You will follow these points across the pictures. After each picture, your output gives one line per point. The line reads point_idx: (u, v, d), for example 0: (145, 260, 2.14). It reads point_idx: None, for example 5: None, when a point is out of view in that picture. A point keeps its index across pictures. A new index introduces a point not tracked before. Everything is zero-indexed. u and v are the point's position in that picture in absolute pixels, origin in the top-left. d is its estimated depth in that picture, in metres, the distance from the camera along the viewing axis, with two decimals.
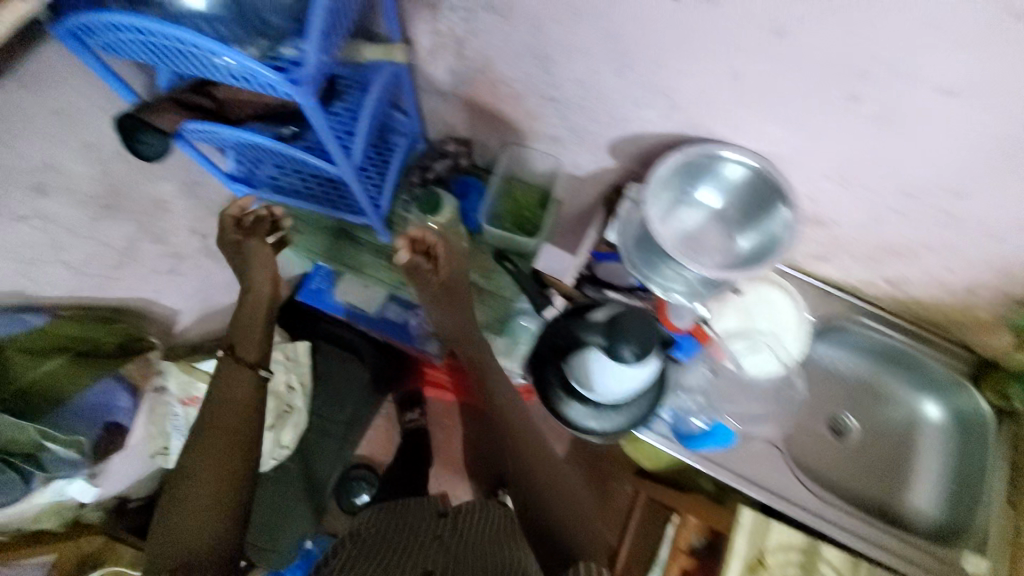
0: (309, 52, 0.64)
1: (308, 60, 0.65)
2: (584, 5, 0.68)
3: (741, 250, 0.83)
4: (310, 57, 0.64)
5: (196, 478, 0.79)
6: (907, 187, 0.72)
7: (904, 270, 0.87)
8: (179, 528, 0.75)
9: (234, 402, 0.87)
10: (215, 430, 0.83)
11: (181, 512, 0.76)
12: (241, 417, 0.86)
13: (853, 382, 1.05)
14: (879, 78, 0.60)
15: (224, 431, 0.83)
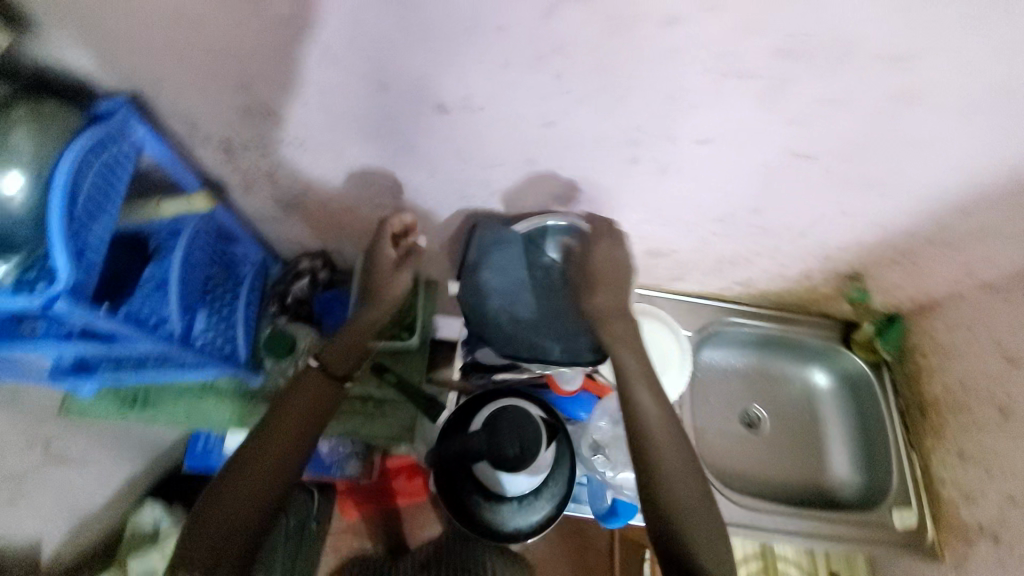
0: (58, 262, 0.53)
1: (59, 271, 0.53)
2: (372, 126, 0.69)
3: None
4: (59, 267, 0.53)
5: (240, 479, 0.70)
6: (716, 215, 0.77)
7: (748, 273, 0.93)
8: (218, 518, 0.67)
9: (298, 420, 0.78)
10: (264, 457, 0.73)
11: (227, 500, 0.69)
12: (282, 460, 0.74)
13: (750, 373, 1.10)
14: (648, 143, 0.64)
15: (252, 478, 0.71)
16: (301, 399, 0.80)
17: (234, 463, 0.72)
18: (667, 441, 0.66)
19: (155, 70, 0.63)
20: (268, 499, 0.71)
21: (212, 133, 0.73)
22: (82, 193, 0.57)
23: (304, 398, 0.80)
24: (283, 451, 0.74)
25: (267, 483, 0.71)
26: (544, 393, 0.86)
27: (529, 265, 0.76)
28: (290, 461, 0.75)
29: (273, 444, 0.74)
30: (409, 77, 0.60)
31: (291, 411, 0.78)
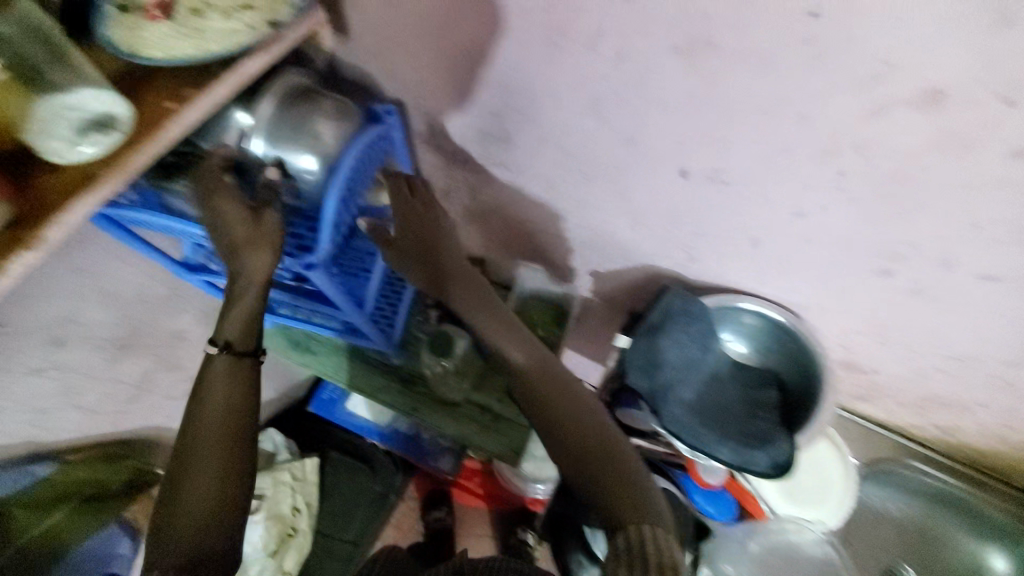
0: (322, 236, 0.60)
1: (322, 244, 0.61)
2: (597, 173, 0.69)
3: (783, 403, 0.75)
4: (324, 240, 0.60)
5: (196, 460, 0.60)
6: (954, 352, 0.67)
7: (957, 421, 0.80)
8: (183, 524, 0.58)
9: (221, 401, 0.62)
10: (202, 438, 0.61)
11: (182, 501, 0.59)
12: (227, 435, 0.62)
13: (906, 525, 0.96)
14: (912, 262, 0.57)
15: (198, 473, 0.60)
16: (221, 390, 0.62)
17: (184, 450, 0.61)
18: (574, 404, 0.67)
19: (427, 81, 0.69)
20: (243, 473, 0.62)
21: (446, 141, 0.79)
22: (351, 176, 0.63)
23: (227, 372, 0.63)
24: (230, 422, 0.62)
25: (233, 447, 0.62)
26: (673, 471, 0.83)
27: (705, 348, 0.72)
28: (242, 419, 0.63)
29: (207, 442, 0.61)
30: (663, 142, 0.59)
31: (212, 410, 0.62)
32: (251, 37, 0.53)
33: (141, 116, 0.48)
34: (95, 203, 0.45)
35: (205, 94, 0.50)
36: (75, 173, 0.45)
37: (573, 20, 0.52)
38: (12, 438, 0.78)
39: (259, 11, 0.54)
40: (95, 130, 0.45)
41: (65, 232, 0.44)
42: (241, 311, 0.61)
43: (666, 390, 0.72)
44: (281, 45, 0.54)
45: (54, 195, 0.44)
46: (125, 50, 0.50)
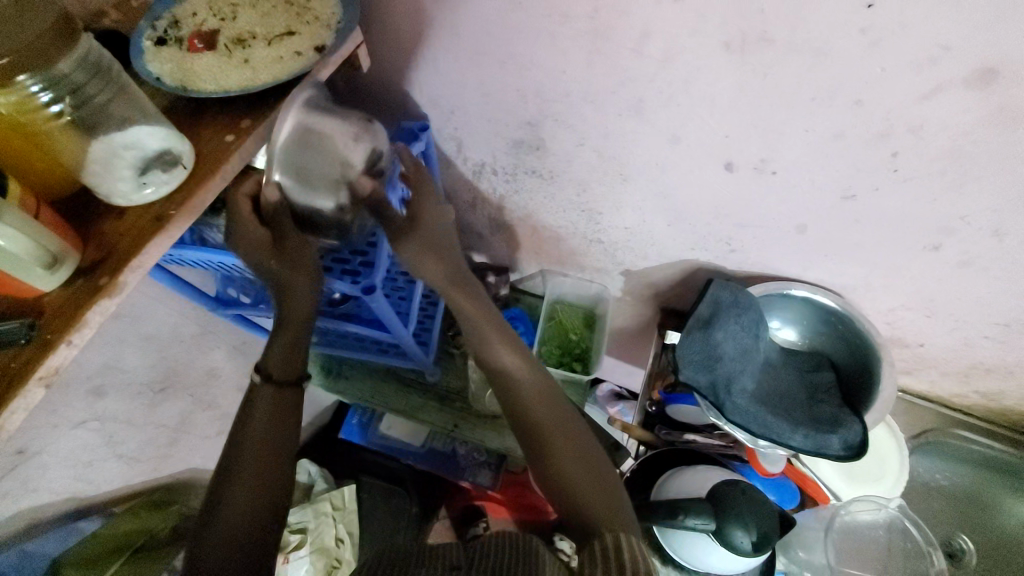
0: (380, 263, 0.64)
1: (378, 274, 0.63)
2: (636, 172, 0.70)
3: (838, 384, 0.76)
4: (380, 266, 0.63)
5: (235, 483, 0.53)
6: (1003, 318, 0.68)
7: (1002, 385, 0.82)
8: (221, 530, 0.51)
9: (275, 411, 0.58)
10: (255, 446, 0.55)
11: (226, 510, 0.52)
12: (278, 445, 0.57)
13: (956, 495, 0.97)
14: (964, 233, 0.58)
15: (248, 478, 0.54)
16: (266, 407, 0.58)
17: (221, 480, 0.54)
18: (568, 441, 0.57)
19: (458, 95, 0.69)
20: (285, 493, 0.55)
21: (474, 155, 0.79)
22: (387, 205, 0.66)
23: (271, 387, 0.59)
24: (278, 436, 0.57)
25: (272, 471, 0.55)
26: (732, 463, 0.82)
27: (757, 335, 0.72)
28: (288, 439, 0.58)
29: (252, 463, 0.55)
30: (710, 136, 0.59)
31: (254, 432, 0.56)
32: (298, 66, 0.50)
33: (201, 151, 0.46)
34: (167, 245, 0.44)
35: (262, 125, 0.48)
36: (142, 214, 0.43)
37: (619, 24, 0.52)
38: (57, 494, 0.75)
39: (303, 37, 0.52)
40: (159, 168, 0.44)
41: (141, 276, 0.43)
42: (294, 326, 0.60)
43: (727, 383, 0.71)
44: (326, 72, 0.52)
45: (124, 240, 0.42)
46: (172, 85, 0.48)
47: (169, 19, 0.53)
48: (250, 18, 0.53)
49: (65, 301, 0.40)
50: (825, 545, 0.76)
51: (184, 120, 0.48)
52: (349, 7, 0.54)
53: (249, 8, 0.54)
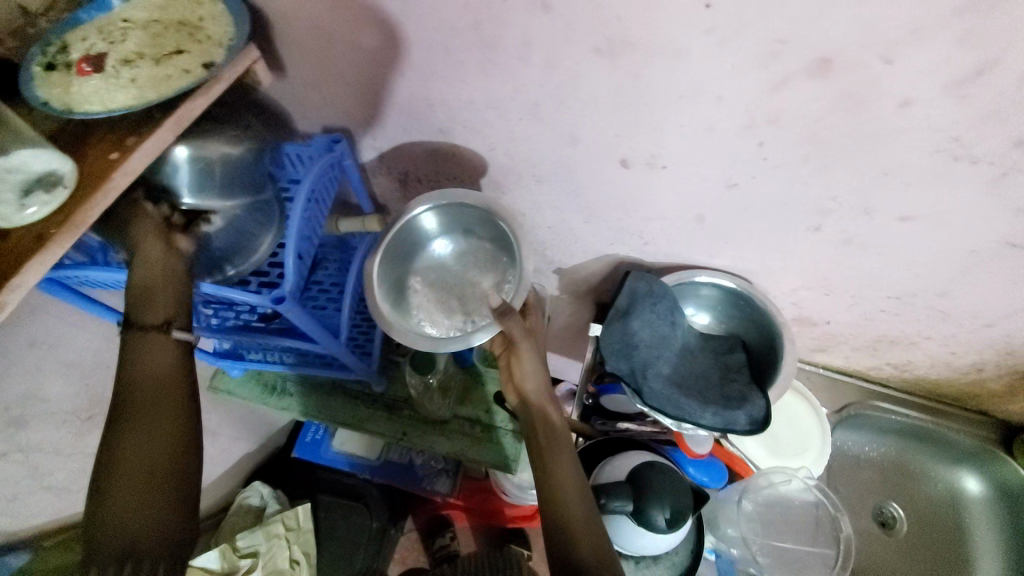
0: (287, 270, 0.62)
1: (287, 277, 0.62)
2: (545, 173, 0.73)
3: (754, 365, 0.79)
4: (289, 273, 0.61)
5: (139, 406, 0.51)
6: (893, 291, 0.73)
7: (908, 356, 0.87)
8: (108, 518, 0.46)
9: (160, 409, 0.52)
10: (147, 399, 0.51)
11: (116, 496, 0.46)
12: (160, 412, 0.51)
13: (886, 465, 1.02)
14: (840, 214, 0.62)
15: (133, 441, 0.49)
16: (159, 359, 0.54)
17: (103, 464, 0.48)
18: (573, 486, 0.67)
19: (366, 107, 0.72)
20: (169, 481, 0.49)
21: (395, 163, 0.81)
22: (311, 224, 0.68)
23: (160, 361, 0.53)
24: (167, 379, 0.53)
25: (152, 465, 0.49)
26: (665, 448, 0.84)
27: (673, 322, 0.76)
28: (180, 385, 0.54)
29: (134, 443, 0.49)
30: (602, 135, 0.63)
31: (149, 374, 0.52)
32: (188, 81, 0.52)
33: (86, 169, 0.48)
34: (49, 263, 0.45)
35: (148, 141, 0.49)
36: (24, 235, 0.45)
37: (500, 34, 0.55)
38: None
39: (194, 55, 0.54)
40: (41, 189, 0.45)
41: (21, 295, 0.43)
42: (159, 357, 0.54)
43: (644, 369, 0.74)
44: (218, 86, 0.54)
45: (5, 260, 0.43)
46: (57, 107, 0.49)
47: (60, 44, 0.54)
48: (140, 39, 0.55)
49: None
50: (740, 518, 0.80)
51: (73, 141, 0.49)
52: (240, 25, 0.56)
53: (140, 30, 0.56)
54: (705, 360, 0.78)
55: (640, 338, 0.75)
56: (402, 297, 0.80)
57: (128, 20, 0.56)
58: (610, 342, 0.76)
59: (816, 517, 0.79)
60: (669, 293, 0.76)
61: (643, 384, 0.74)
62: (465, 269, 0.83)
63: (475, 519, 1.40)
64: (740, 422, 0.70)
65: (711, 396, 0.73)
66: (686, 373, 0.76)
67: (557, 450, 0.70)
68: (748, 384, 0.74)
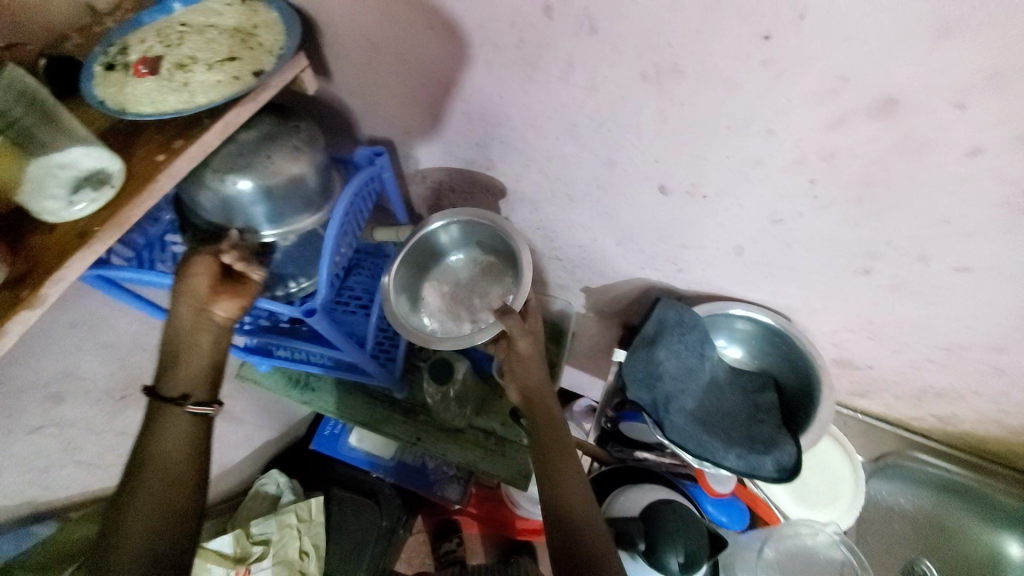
0: (319, 284, 0.62)
1: (319, 291, 0.62)
2: (580, 193, 0.71)
3: (785, 407, 0.76)
4: (320, 288, 0.62)
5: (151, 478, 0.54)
6: (944, 343, 0.68)
7: (955, 410, 0.81)
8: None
9: (173, 482, 0.55)
10: (163, 471, 0.55)
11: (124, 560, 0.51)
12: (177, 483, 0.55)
13: (921, 520, 0.95)
14: (892, 258, 0.58)
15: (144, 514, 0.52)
16: (175, 433, 0.56)
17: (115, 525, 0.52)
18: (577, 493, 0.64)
19: (406, 116, 0.72)
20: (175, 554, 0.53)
21: (431, 172, 0.81)
22: (348, 233, 0.68)
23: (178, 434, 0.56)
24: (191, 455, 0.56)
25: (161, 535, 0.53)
26: (684, 483, 0.81)
27: (702, 356, 0.73)
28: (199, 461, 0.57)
29: (145, 513, 0.53)
30: (642, 160, 0.61)
31: (169, 448, 0.55)
32: (238, 89, 0.53)
33: (134, 171, 0.49)
34: (90, 259, 0.46)
35: (193, 144, 0.51)
36: (68, 232, 0.46)
37: (544, 54, 0.54)
38: (14, 498, 0.77)
39: (244, 62, 0.55)
40: (89, 187, 0.46)
41: (62, 290, 0.45)
42: (181, 432, 0.57)
43: (667, 401, 0.72)
44: (264, 94, 0.54)
45: (50, 254, 0.45)
46: (113, 108, 0.51)
47: (120, 45, 0.56)
48: (195, 44, 0.56)
49: None
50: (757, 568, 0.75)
51: (124, 141, 0.51)
52: (291, 34, 0.57)
53: (196, 35, 0.57)
54: (731, 396, 0.75)
55: (665, 368, 0.73)
56: (415, 304, 0.80)
57: (185, 25, 0.58)
58: (633, 370, 0.74)
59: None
60: (702, 328, 0.72)
61: (664, 417, 0.71)
62: (478, 279, 0.82)
63: (485, 526, 1.39)
64: (765, 467, 0.67)
65: (735, 434, 0.71)
66: (710, 409, 0.74)
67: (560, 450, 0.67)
68: (776, 426, 0.71)
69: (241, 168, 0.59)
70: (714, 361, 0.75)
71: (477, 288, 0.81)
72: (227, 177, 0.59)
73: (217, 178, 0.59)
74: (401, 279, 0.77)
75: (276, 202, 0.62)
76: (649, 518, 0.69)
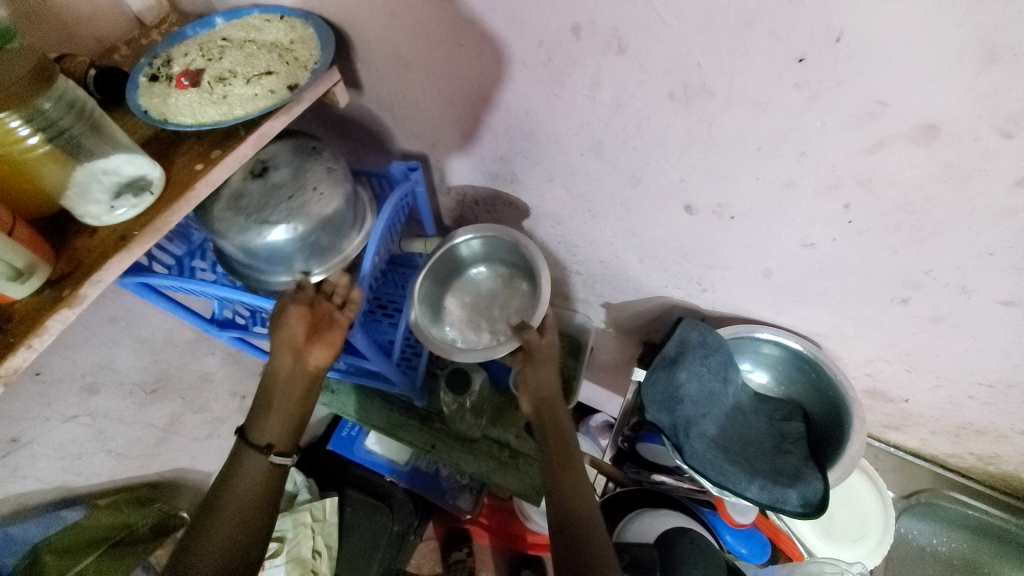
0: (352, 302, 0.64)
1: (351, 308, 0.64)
2: (603, 210, 0.70)
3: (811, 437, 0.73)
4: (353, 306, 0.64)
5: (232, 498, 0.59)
6: (989, 380, 0.64)
7: (998, 450, 0.77)
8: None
9: (249, 503, 0.59)
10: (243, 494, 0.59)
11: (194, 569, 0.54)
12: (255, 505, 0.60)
13: (955, 564, 0.91)
14: (931, 288, 0.56)
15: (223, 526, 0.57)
16: (258, 461, 0.61)
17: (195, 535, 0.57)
18: (579, 496, 0.63)
19: (433, 129, 0.72)
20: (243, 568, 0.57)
21: (456, 183, 0.82)
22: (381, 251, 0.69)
23: (259, 461, 0.61)
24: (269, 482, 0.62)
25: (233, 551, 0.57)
26: (701, 509, 0.79)
27: (725, 380, 0.71)
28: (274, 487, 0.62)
29: (222, 528, 0.57)
30: (668, 179, 0.60)
31: (252, 473, 0.60)
32: (273, 102, 0.55)
33: (172, 177, 0.51)
34: (128, 262, 0.48)
35: (228, 154, 0.52)
36: (109, 234, 0.48)
37: (571, 72, 0.54)
38: (47, 482, 0.80)
39: (280, 76, 0.57)
40: (130, 193, 0.48)
41: (99, 291, 0.47)
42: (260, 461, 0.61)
43: (687, 425, 0.70)
44: (298, 107, 0.56)
45: (91, 255, 0.47)
46: (155, 118, 0.53)
47: (165, 57, 0.59)
48: (235, 57, 0.58)
49: (35, 307, 0.44)
50: None
51: (164, 148, 0.53)
52: (325, 49, 0.58)
53: (235, 49, 0.59)
54: (755, 424, 0.73)
55: (688, 391, 0.71)
56: (437, 315, 0.81)
57: (226, 38, 0.60)
58: (653, 391, 0.73)
59: None
60: (733, 358, 0.70)
61: (683, 441, 0.69)
62: (500, 292, 0.83)
63: (497, 538, 1.38)
64: (788, 501, 0.64)
65: (757, 464, 0.68)
66: (732, 435, 0.71)
67: (566, 453, 0.67)
68: (802, 458, 0.68)
69: (275, 215, 0.58)
70: (738, 386, 0.72)
71: (496, 300, 0.82)
72: (264, 224, 0.58)
73: (251, 227, 0.58)
74: (424, 290, 0.77)
75: (316, 242, 0.62)
76: (666, 546, 0.67)
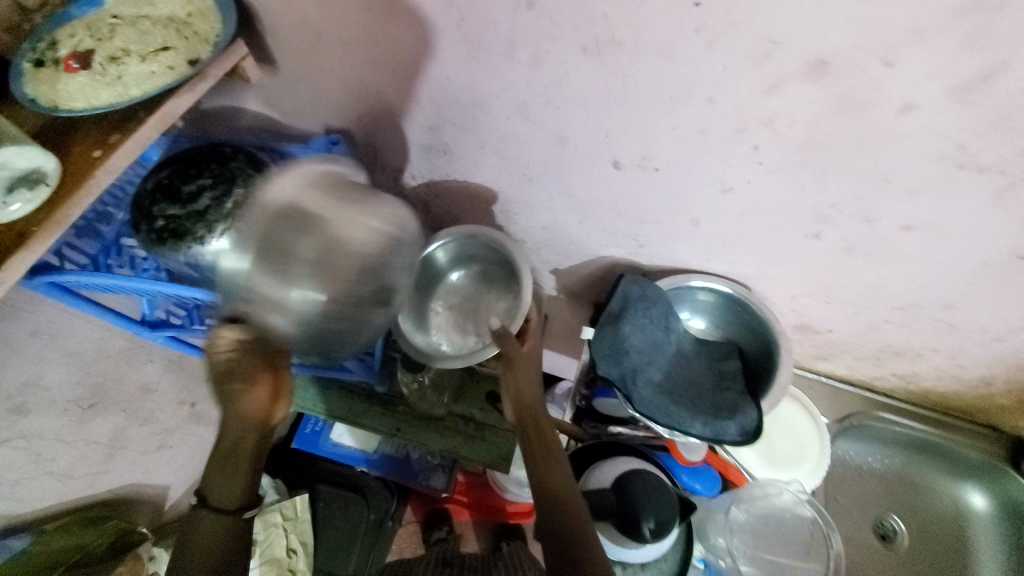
0: None
1: None
2: (537, 173, 0.71)
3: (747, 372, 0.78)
4: None
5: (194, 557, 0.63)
6: (899, 302, 0.70)
7: (915, 368, 0.84)
8: None
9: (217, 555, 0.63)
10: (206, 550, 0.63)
11: None
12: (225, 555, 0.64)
13: (888, 477, 0.99)
14: (839, 220, 0.60)
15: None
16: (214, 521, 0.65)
17: None
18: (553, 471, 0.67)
19: (358, 103, 0.71)
20: None
21: (388, 160, 0.81)
22: None
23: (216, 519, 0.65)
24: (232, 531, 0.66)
25: None
26: (656, 454, 0.82)
27: (667, 328, 0.74)
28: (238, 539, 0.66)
29: None
30: (592, 136, 0.61)
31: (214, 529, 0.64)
32: (174, 79, 0.52)
33: (71, 168, 0.49)
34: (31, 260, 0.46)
35: (131, 138, 0.50)
36: (7, 232, 0.45)
37: (485, 32, 0.54)
38: None
39: (179, 52, 0.54)
40: (24, 186, 0.45)
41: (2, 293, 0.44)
42: (216, 519, 0.65)
43: (634, 374, 0.73)
44: (203, 84, 0.53)
45: None
46: (45, 106, 0.49)
47: (50, 40, 0.54)
48: (127, 35, 0.55)
49: None
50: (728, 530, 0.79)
51: (60, 138, 0.50)
52: (227, 21, 0.56)
53: (128, 26, 0.55)
54: (698, 366, 0.77)
55: (631, 342, 0.74)
56: (425, 324, 0.85)
57: (117, 16, 0.56)
58: (601, 346, 0.75)
59: (806, 540, 0.77)
60: (666, 302, 0.73)
61: (631, 390, 0.72)
62: (481, 291, 0.86)
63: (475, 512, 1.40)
64: (731, 432, 0.68)
65: (701, 404, 0.72)
66: (676, 379, 0.75)
67: (542, 426, 0.70)
68: (739, 392, 0.73)
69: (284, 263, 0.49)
70: (677, 332, 0.76)
71: (479, 301, 0.86)
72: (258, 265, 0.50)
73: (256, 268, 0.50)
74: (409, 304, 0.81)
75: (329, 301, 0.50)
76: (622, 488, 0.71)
